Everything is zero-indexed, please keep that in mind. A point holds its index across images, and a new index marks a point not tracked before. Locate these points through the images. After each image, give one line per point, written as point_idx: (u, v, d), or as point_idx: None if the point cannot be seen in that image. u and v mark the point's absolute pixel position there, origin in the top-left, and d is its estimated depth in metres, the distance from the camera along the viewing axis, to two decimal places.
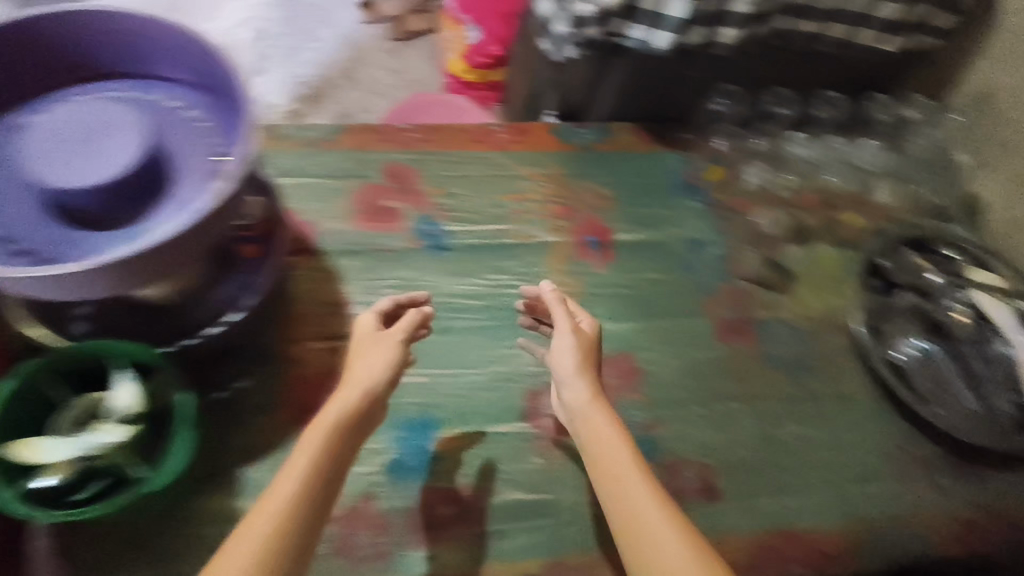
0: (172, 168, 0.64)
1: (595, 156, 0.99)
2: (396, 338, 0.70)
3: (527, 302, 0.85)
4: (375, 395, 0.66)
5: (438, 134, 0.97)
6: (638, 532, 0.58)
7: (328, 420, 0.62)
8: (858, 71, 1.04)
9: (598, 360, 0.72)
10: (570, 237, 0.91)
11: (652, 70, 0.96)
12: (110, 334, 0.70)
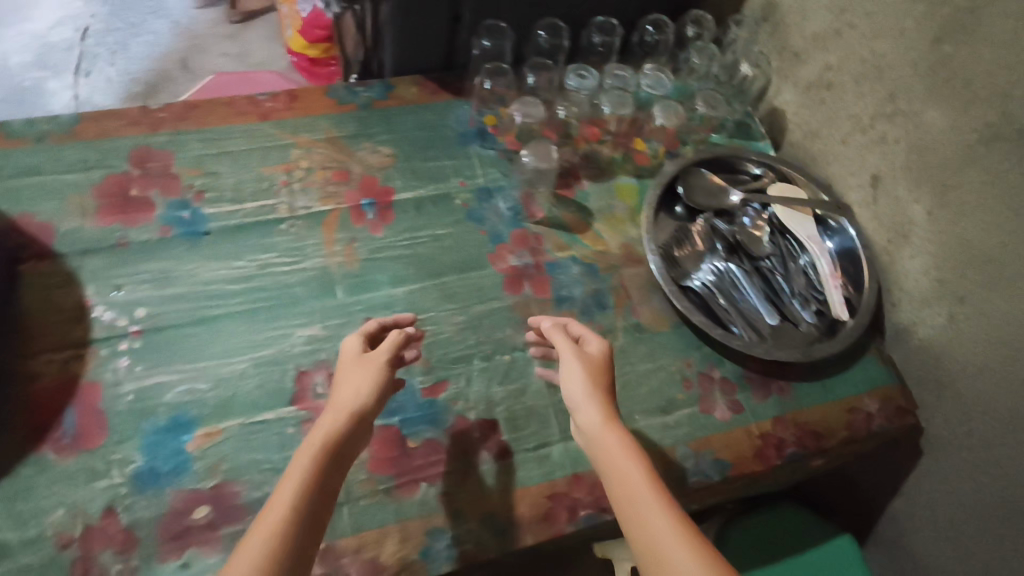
0: None
1: (374, 114, 0.93)
2: (379, 360, 0.67)
3: (295, 278, 0.79)
4: (358, 426, 0.62)
5: (196, 111, 0.89)
6: (652, 546, 0.54)
7: (312, 456, 0.58)
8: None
9: (607, 369, 0.68)
10: (346, 202, 0.85)
11: (410, 12, 0.89)
12: None
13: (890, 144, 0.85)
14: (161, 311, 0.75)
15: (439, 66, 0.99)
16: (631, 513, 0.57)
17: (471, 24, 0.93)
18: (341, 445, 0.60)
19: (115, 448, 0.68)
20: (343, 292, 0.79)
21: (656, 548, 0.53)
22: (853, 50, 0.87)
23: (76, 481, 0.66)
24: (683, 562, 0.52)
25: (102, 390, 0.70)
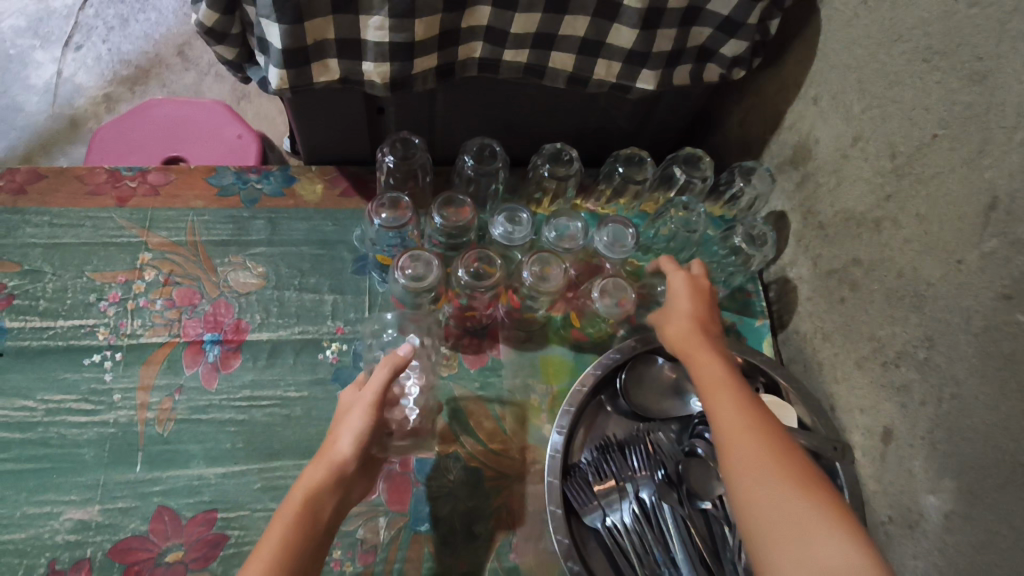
0: None
1: (260, 216, 0.75)
2: (367, 403, 0.55)
3: (87, 436, 0.63)
4: (345, 472, 0.54)
5: (43, 180, 0.74)
6: (756, 489, 0.48)
7: (292, 514, 0.51)
8: (612, 121, 0.75)
9: (707, 317, 0.64)
10: (184, 335, 0.68)
11: (308, 114, 0.69)
12: None
13: (912, 397, 0.60)
14: None
15: (354, 160, 0.79)
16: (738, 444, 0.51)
17: (389, 126, 0.72)
18: (328, 495, 0.53)
19: None
20: (142, 466, 0.62)
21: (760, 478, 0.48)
22: (889, 256, 0.62)
23: None
24: (777, 468, 0.48)
25: None
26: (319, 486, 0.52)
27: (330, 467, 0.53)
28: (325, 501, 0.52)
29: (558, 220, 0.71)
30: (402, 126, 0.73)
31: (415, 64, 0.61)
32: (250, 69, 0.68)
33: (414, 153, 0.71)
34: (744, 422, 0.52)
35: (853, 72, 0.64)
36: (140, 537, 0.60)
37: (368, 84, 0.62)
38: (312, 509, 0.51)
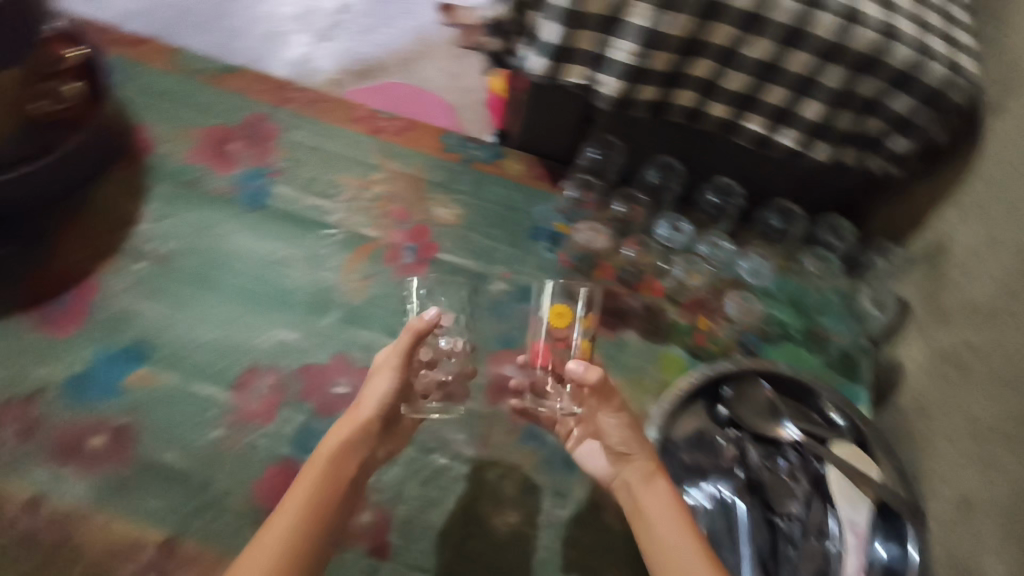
0: None
1: (469, 173, 0.93)
2: (391, 368, 0.61)
3: (304, 283, 0.81)
4: (370, 425, 0.58)
5: (323, 102, 0.96)
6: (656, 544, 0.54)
7: (323, 466, 0.53)
8: (780, 173, 0.87)
9: (604, 388, 0.59)
10: (390, 239, 0.85)
11: (536, 104, 0.87)
12: None
13: (992, 471, 0.67)
14: (184, 253, 0.80)
15: (549, 154, 0.96)
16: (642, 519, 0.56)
17: (590, 132, 0.88)
18: (353, 453, 0.56)
19: (76, 341, 0.73)
20: (336, 317, 0.79)
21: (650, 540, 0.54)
22: (998, 345, 0.70)
23: (30, 354, 0.72)
24: (670, 523, 0.54)
25: (97, 292, 0.76)
26: (347, 442, 0.56)
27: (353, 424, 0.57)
28: (351, 457, 0.56)
29: (712, 240, 0.85)
30: (596, 133, 0.87)
31: (640, 87, 0.77)
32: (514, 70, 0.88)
33: (612, 152, 0.88)
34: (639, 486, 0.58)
35: (998, 188, 0.74)
36: (320, 367, 0.75)
37: (600, 95, 0.79)
38: (337, 465, 0.54)
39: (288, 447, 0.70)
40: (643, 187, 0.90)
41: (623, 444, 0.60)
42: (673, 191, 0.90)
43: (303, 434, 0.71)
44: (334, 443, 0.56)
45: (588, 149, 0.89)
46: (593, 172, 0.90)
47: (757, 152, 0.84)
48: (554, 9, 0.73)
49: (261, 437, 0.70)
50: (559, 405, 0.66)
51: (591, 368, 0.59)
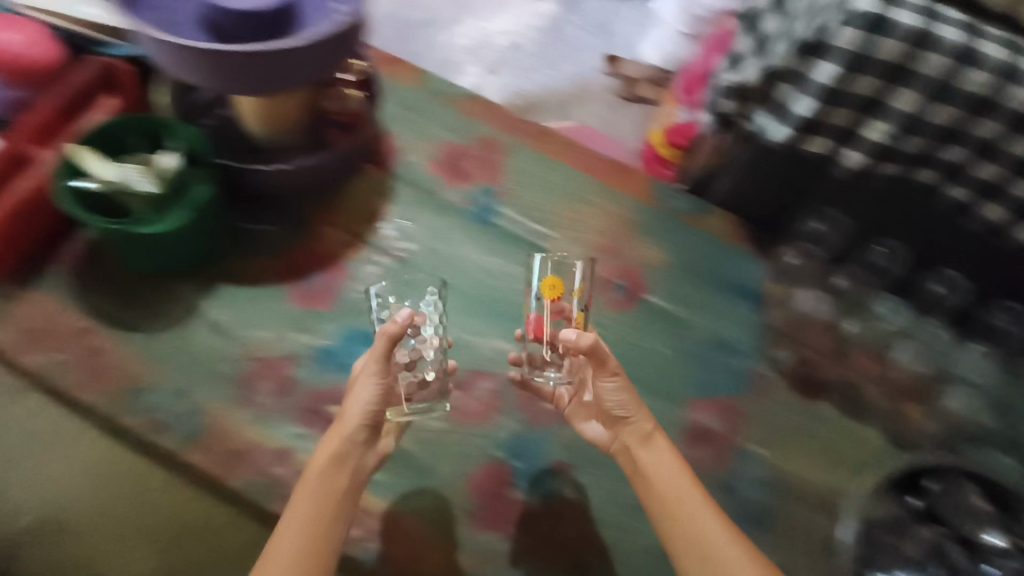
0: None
1: (678, 222, 0.97)
2: (369, 376, 0.67)
3: (525, 301, 0.87)
4: (353, 432, 0.65)
5: (547, 136, 1.03)
6: (681, 516, 0.63)
7: (313, 483, 0.62)
8: (1011, 271, 0.86)
9: (603, 359, 0.67)
10: (602, 272, 0.90)
11: (758, 169, 0.90)
12: (228, 88, 0.73)
13: None
14: (422, 255, 0.88)
15: (754, 216, 0.97)
16: (675, 503, 0.64)
17: (813, 202, 0.91)
18: (339, 471, 0.63)
19: (326, 318, 0.80)
20: None
21: (678, 513, 0.63)
22: None
23: (289, 322, 0.79)
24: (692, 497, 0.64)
25: (346, 276, 0.84)
26: (332, 456, 0.64)
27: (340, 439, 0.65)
28: (340, 474, 0.63)
29: (937, 326, 0.89)
30: (821, 204, 0.91)
31: (882, 162, 0.81)
32: (721, 145, 0.93)
33: (837, 227, 0.92)
34: (646, 457, 0.67)
35: None
36: None
37: (839, 165, 0.83)
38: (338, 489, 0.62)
39: (503, 450, 0.77)
40: (862, 264, 0.92)
41: (620, 407, 0.68)
42: (891, 271, 0.91)
43: (517, 440, 0.78)
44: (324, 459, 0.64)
45: (811, 220, 0.93)
46: (813, 241, 0.94)
47: (992, 244, 0.83)
48: (813, 85, 0.77)
49: (482, 437, 0.77)
50: (554, 375, 0.73)
51: (585, 335, 0.65)
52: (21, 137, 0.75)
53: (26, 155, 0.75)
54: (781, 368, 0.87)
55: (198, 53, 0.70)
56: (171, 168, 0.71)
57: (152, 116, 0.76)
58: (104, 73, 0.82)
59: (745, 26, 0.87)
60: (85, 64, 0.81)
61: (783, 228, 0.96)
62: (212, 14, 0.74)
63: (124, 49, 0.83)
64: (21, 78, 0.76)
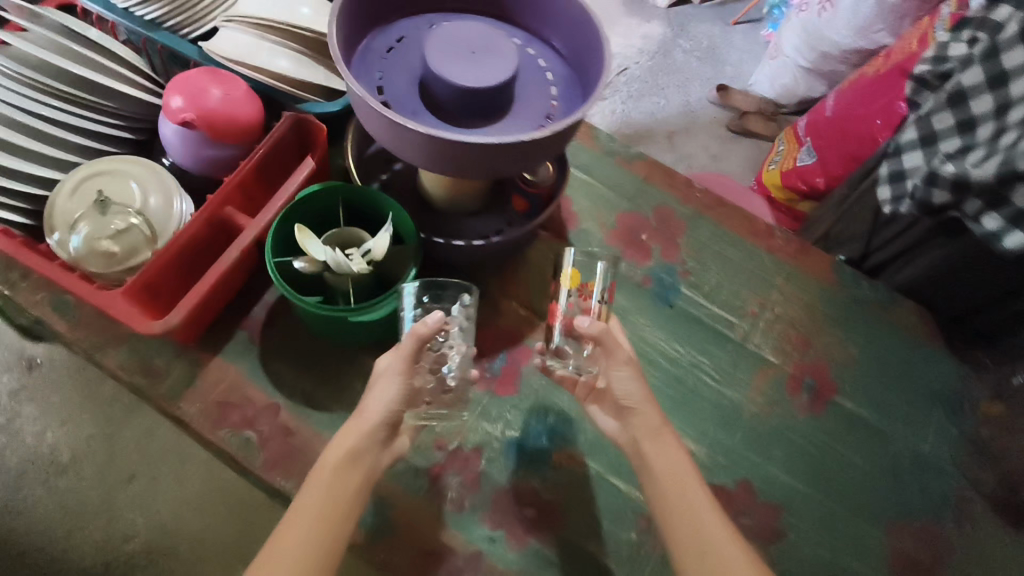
0: (505, 75, 0.68)
1: (865, 314, 0.91)
2: (395, 374, 0.64)
3: (711, 396, 0.81)
4: (372, 433, 0.62)
5: (724, 207, 0.97)
6: (699, 529, 0.58)
7: (328, 474, 0.59)
8: None
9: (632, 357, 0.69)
10: (791, 367, 0.85)
11: (965, 271, 0.90)
12: (436, 172, 0.66)
13: None
14: None
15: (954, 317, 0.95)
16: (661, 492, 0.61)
17: None
18: (353, 470, 0.60)
19: (512, 407, 0.77)
20: (740, 438, 0.80)
21: (700, 531, 0.58)
22: None
23: (476, 409, 0.76)
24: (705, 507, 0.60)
25: (529, 359, 0.80)
26: (349, 452, 0.61)
27: (357, 438, 0.61)
28: (356, 470, 0.60)
29: None
30: None
31: None
32: (923, 236, 0.95)
33: None
34: (679, 474, 0.62)
35: None
36: (726, 490, 0.76)
37: None
38: (340, 468, 0.60)
39: None
40: None
41: (630, 397, 0.66)
42: None
43: None
44: (336, 455, 0.61)
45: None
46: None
47: None
48: None
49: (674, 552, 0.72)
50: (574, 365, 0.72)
51: (595, 322, 0.67)
52: (222, 200, 0.72)
53: (230, 220, 0.73)
54: (984, 492, 0.81)
55: (417, 139, 0.63)
56: (381, 254, 0.68)
57: (363, 188, 0.73)
58: (296, 129, 0.79)
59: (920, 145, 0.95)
60: (281, 120, 0.78)
61: (997, 340, 0.92)
62: (437, 89, 0.69)
63: (318, 106, 0.80)
64: (230, 134, 0.73)
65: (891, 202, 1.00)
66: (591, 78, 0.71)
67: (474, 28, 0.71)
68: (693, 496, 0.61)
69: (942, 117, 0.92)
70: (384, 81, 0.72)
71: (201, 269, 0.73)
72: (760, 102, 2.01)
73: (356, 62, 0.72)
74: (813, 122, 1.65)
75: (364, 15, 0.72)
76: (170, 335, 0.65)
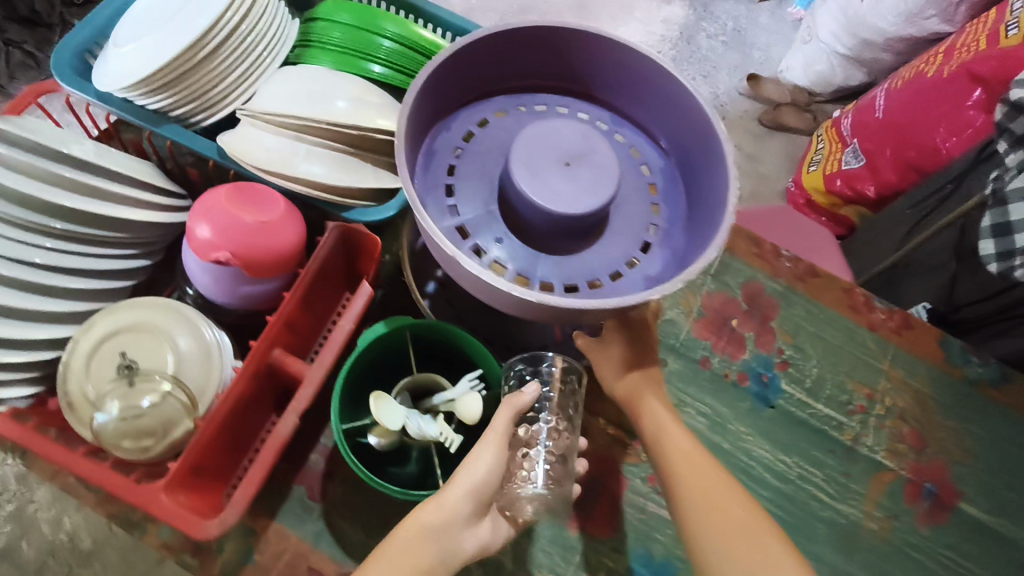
0: (610, 193, 0.56)
1: (983, 399, 0.82)
2: (495, 439, 0.53)
3: (826, 516, 0.73)
4: (456, 511, 0.49)
5: (817, 279, 0.86)
6: (705, 504, 0.55)
7: (398, 553, 0.48)
8: None
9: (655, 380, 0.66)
10: (909, 472, 0.76)
11: None
12: (533, 320, 0.55)
13: None
14: None
15: None
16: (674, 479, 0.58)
17: None
18: (428, 553, 0.48)
19: (610, 550, 0.68)
20: (862, 564, 0.72)
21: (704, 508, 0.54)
22: None
23: (573, 558, 0.68)
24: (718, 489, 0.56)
25: (625, 489, 0.71)
26: (425, 529, 0.48)
27: (437, 512, 0.49)
28: (430, 554, 0.48)
29: None
30: None
31: None
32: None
33: None
34: (688, 455, 0.58)
35: None
36: None
37: None
38: (409, 546, 0.48)
39: None
40: None
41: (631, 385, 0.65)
42: None
43: None
44: (408, 529, 0.49)
45: None
46: None
47: None
48: None
49: None
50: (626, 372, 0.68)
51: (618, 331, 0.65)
52: (269, 344, 0.61)
53: (280, 366, 0.62)
54: None
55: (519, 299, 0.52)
56: (472, 419, 0.57)
57: (441, 323, 0.61)
58: (344, 238, 0.67)
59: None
60: (326, 233, 0.65)
61: None
62: (524, 211, 0.57)
63: (370, 212, 0.67)
64: (270, 266, 0.61)
65: (996, 259, 0.84)
66: (703, 183, 0.60)
67: (564, 128, 0.58)
68: (702, 467, 0.58)
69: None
70: (456, 197, 0.59)
71: (251, 419, 0.63)
72: (792, 92, 1.60)
73: (419, 173, 0.59)
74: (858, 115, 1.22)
75: (425, 115, 0.59)
76: (226, 534, 0.56)
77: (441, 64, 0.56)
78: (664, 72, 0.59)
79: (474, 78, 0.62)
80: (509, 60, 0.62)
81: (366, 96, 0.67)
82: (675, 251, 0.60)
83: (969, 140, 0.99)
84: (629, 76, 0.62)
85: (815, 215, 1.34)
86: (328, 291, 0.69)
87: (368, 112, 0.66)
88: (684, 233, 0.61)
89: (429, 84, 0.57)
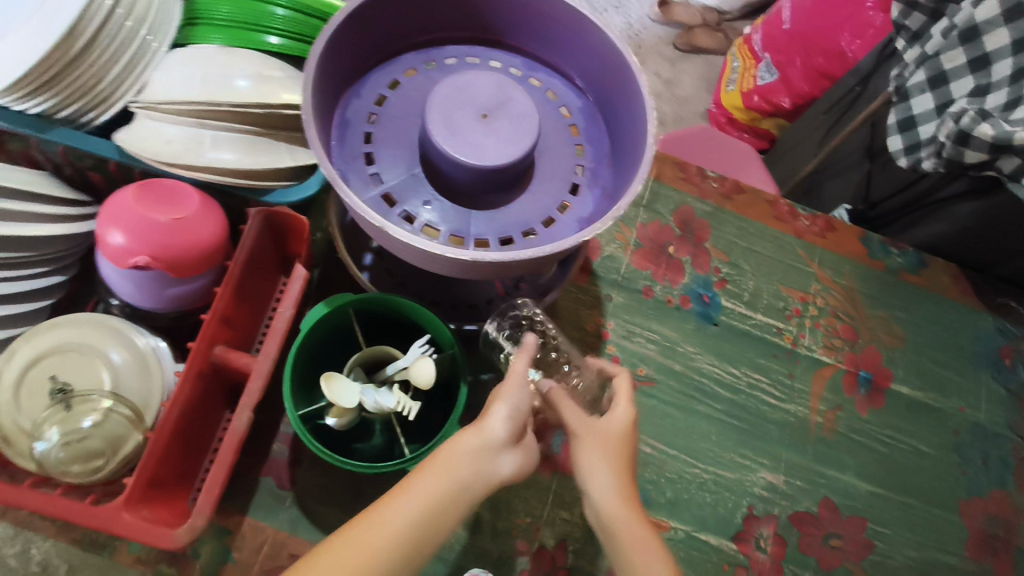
0: (533, 141, 0.56)
1: (903, 287, 0.88)
2: (520, 372, 0.54)
3: (776, 416, 0.78)
4: (493, 437, 0.50)
5: (742, 196, 0.89)
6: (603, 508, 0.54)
7: (437, 471, 0.48)
8: None
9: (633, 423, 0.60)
10: (845, 363, 0.82)
11: (991, 230, 0.88)
12: (475, 278, 0.55)
13: None
14: (661, 380, 0.77)
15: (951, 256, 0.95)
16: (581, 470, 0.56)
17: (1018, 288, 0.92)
18: (466, 469, 0.48)
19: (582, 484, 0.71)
20: (814, 454, 0.77)
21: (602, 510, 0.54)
22: None
23: (548, 497, 0.70)
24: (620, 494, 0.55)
25: None
26: (463, 455, 0.48)
27: (475, 436, 0.49)
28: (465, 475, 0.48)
29: None
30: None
31: None
32: (933, 186, 0.93)
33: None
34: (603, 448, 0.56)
35: None
36: (813, 515, 0.75)
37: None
38: (446, 471, 0.48)
39: None
40: None
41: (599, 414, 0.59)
42: None
43: None
44: (447, 454, 0.48)
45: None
46: None
47: None
48: None
49: None
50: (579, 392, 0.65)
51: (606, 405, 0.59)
52: (209, 343, 0.59)
53: (225, 364, 0.60)
54: None
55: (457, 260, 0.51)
56: (428, 384, 0.57)
57: (383, 295, 0.61)
58: (268, 223, 0.64)
59: (928, 87, 0.82)
60: (248, 220, 0.62)
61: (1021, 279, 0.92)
62: (449, 171, 0.56)
63: (293, 191, 0.68)
64: (195, 264, 0.59)
65: (905, 153, 0.88)
66: (621, 116, 0.60)
67: (476, 80, 0.57)
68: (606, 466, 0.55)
69: (951, 55, 0.79)
70: (377, 166, 0.58)
71: (202, 422, 0.62)
72: (701, 11, 1.59)
73: (335, 146, 0.57)
74: (765, 29, 1.23)
75: (331, 83, 0.57)
76: (197, 538, 0.55)
77: (338, 28, 0.54)
78: (568, 10, 0.58)
79: (377, 40, 0.59)
80: (410, 14, 0.60)
81: (265, 70, 0.63)
82: (604, 188, 0.61)
83: (872, 41, 1.03)
84: (534, 16, 0.60)
85: (736, 130, 1.37)
86: (262, 280, 0.67)
87: (273, 88, 0.62)
88: (611, 169, 0.62)
89: (329, 51, 0.54)
